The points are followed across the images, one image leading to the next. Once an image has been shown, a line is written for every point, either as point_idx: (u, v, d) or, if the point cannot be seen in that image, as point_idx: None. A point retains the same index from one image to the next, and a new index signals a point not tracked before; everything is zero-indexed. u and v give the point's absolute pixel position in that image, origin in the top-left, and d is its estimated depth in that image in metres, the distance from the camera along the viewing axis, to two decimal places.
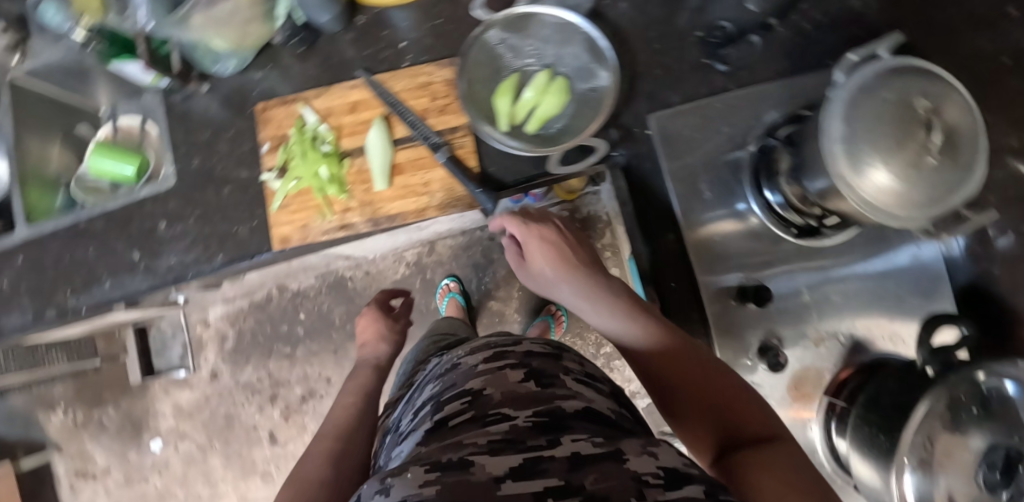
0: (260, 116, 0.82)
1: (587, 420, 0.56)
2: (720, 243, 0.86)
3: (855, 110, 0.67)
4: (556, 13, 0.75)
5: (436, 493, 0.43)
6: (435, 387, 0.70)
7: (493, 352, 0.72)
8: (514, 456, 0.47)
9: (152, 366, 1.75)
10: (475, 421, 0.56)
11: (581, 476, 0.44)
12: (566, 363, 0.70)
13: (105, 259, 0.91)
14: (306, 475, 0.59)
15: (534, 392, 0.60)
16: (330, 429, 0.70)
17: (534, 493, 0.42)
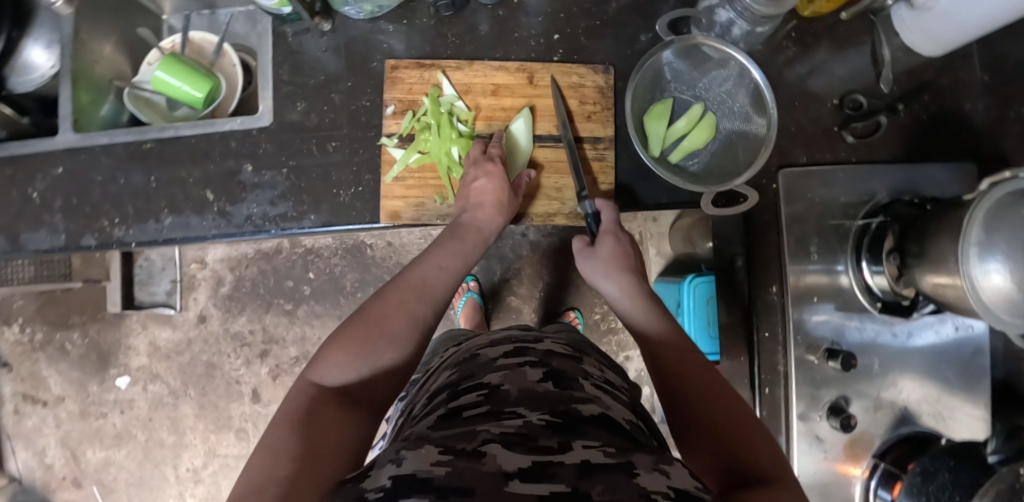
0: (390, 75, 0.77)
1: (599, 425, 0.52)
2: (812, 301, 0.86)
3: (994, 218, 0.69)
4: (734, 53, 0.74)
5: (445, 474, 0.41)
6: (451, 376, 0.66)
7: (512, 348, 0.69)
8: (525, 455, 0.44)
9: (132, 298, 1.60)
10: (488, 415, 0.52)
11: (589, 485, 0.41)
12: (586, 367, 0.67)
13: (167, 188, 0.81)
14: (383, 337, 0.60)
15: (552, 392, 0.56)
16: (417, 284, 0.66)
17: (540, 495, 0.40)
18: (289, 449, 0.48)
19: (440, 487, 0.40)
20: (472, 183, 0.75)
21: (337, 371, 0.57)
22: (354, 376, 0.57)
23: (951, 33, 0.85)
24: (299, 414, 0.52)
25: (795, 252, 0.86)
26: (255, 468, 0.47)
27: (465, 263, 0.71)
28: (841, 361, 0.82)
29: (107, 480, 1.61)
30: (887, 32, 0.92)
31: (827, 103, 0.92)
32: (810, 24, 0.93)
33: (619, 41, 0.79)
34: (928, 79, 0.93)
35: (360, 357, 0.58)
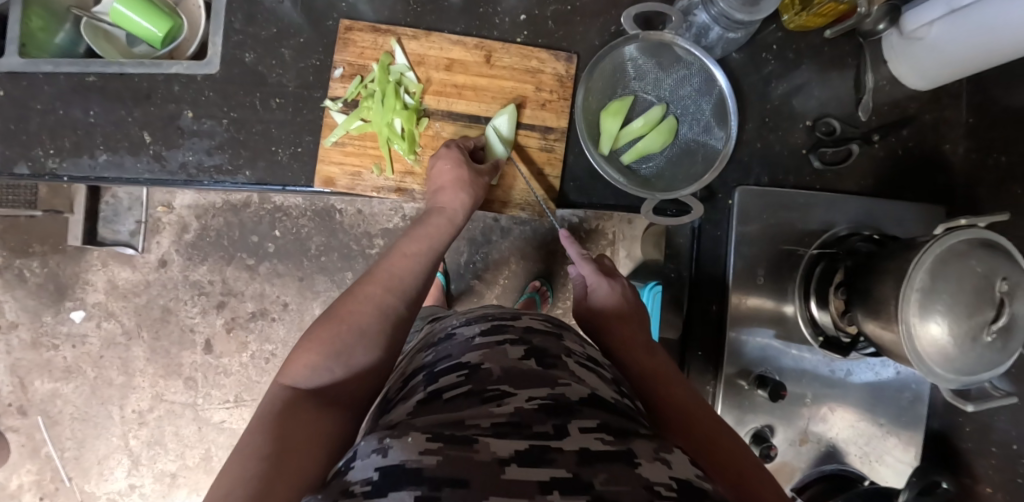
0: (343, 36, 0.74)
1: (594, 406, 0.46)
2: (750, 324, 0.85)
3: (942, 265, 0.66)
4: (701, 58, 0.71)
5: (437, 464, 0.37)
6: (427, 357, 0.57)
7: (490, 324, 0.60)
8: (519, 441, 0.40)
9: (94, 233, 1.36)
10: (471, 396, 0.47)
11: (591, 474, 0.38)
12: (568, 343, 0.59)
13: (107, 124, 0.78)
14: (355, 335, 0.57)
15: (537, 371, 0.50)
16: (389, 279, 0.63)
17: (540, 483, 0.37)
18: (261, 447, 0.44)
19: (433, 478, 0.36)
20: (433, 168, 0.72)
21: (309, 372, 0.53)
22: (327, 378, 0.54)
23: (936, 66, 0.82)
24: (270, 416, 0.48)
25: (741, 277, 0.85)
26: (231, 470, 0.42)
27: (433, 251, 0.68)
28: (768, 390, 0.81)
29: (53, 411, 1.37)
30: (874, 58, 0.89)
31: (799, 123, 0.90)
32: (797, 39, 0.89)
33: (588, 33, 0.76)
34: (911, 114, 0.90)
35: (332, 357, 0.55)
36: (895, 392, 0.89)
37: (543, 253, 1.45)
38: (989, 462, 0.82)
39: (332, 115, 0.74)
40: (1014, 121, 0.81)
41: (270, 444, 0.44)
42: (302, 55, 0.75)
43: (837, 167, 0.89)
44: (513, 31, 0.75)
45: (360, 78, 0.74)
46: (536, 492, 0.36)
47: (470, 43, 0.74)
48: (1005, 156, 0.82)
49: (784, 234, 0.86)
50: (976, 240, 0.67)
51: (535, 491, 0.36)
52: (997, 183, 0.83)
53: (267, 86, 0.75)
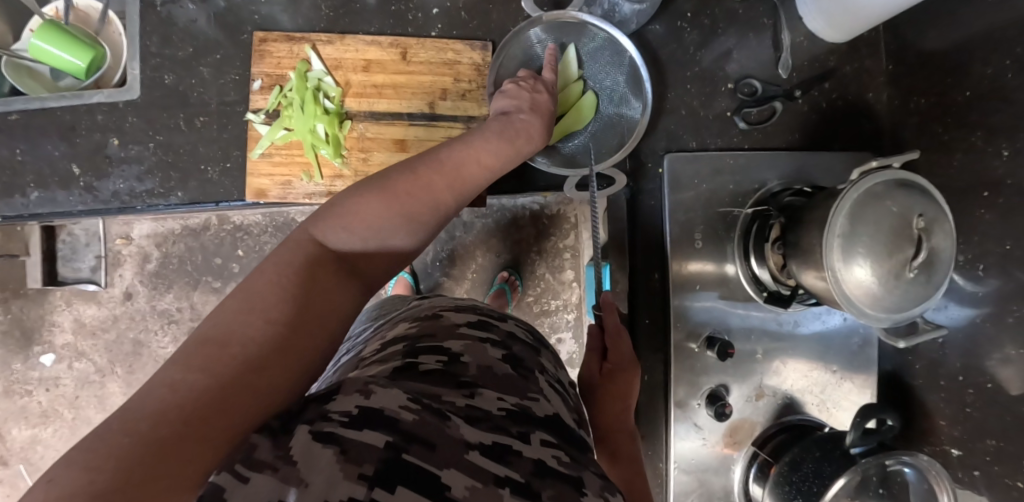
0: (258, 48, 0.74)
1: (558, 427, 0.46)
2: (695, 288, 0.88)
3: (861, 209, 0.69)
4: (602, 26, 0.73)
5: (412, 421, 0.37)
6: (411, 328, 0.57)
7: (477, 317, 0.60)
8: (483, 432, 0.41)
9: (54, 274, 1.35)
10: (446, 377, 0.47)
11: (542, 487, 0.38)
12: (545, 361, 0.60)
13: (35, 161, 0.77)
14: (405, 214, 0.54)
15: (513, 378, 0.50)
16: (451, 170, 0.59)
17: (495, 475, 0.37)
18: (276, 309, 0.44)
19: (407, 432, 0.37)
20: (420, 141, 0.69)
21: (345, 237, 0.52)
22: (360, 247, 0.52)
23: (847, 18, 0.84)
24: (295, 271, 0.47)
25: (681, 243, 0.87)
26: (239, 325, 0.42)
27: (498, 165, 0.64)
28: (716, 350, 0.83)
29: (34, 458, 1.36)
30: (790, 17, 0.91)
31: (723, 87, 0.92)
32: (713, 5, 0.91)
33: (501, 20, 0.77)
34: (831, 68, 0.93)
35: (371, 231, 0.52)
36: (843, 340, 0.92)
37: (506, 244, 1.46)
38: (939, 395, 0.86)
39: (256, 128, 0.74)
40: (928, 64, 0.84)
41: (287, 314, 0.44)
42: (223, 71, 0.76)
43: (763, 126, 0.91)
44: (427, 26, 0.76)
45: (278, 88, 0.74)
46: (491, 482, 0.36)
47: (385, 43, 0.75)
48: (924, 98, 0.85)
49: (719, 197, 0.88)
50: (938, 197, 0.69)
51: (490, 481, 0.36)
52: (918, 126, 0.87)
53: (189, 106, 0.76)
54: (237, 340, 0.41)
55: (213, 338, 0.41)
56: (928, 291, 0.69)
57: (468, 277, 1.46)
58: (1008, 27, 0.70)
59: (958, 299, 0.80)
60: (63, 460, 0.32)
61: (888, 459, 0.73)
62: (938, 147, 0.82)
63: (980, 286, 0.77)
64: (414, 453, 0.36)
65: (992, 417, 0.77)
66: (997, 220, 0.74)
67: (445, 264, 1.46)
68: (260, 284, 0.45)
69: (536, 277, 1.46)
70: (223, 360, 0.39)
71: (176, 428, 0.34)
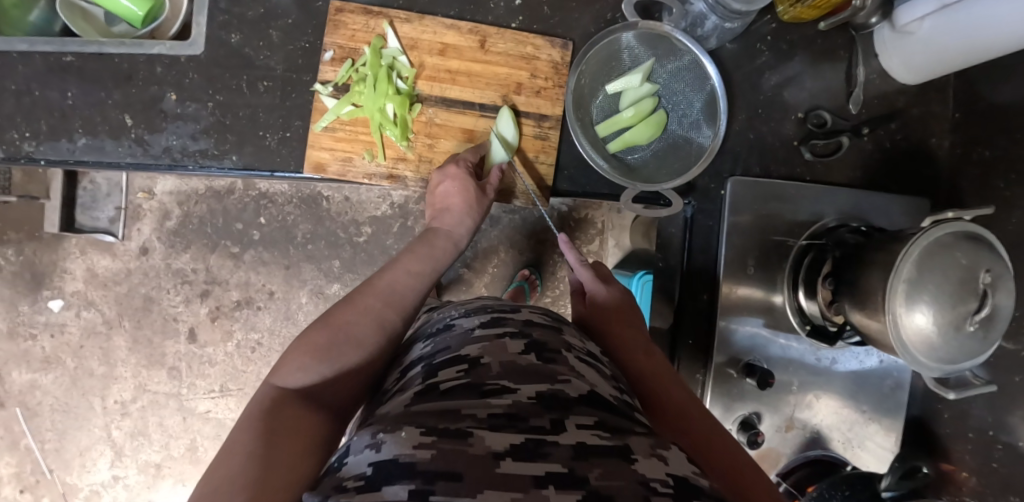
0: (333, 18, 0.72)
1: (592, 404, 0.46)
2: (740, 314, 0.86)
3: (928, 257, 0.67)
4: (691, 48, 0.71)
5: (429, 459, 0.37)
6: (426, 347, 0.57)
7: (488, 316, 0.60)
8: (514, 434, 0.40)
9: (72, 220, 1.33)
10: (469, 389, 0.46)
11: (586, 469, 0.37)
12: (568, 338, 0.59)
13: (85, 106, 0.75)
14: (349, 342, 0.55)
15: (537, 366, 0.50)
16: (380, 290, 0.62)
17: (534, 477, 0.36)
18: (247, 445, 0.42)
19: (424, 473, 0.35)
20: (438, 187, 0.72)
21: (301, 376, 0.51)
22: (317, 380, 0.52)
23: (925, 61, 0.83)
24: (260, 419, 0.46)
25: (731, 266, 0.86)
26: (219, 468, 0.40)
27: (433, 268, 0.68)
28: (756, 378, 0.82)
29: (31, 404, 1.34)
30: (866, 51, 0.89)
31: (789, 114, 0.90)
32: (789, 29, 0.89)
33: (582, 20, 0.75)
34: (900, 106, 0.91)
35: (325, 360, 0.53)
36: (878, 380, 0.91)
37: (532, 242, 1.44)
38: (967, 449, 0.85)
39: (322, 100, 0.72)
40: (1001, 116, 0.82)
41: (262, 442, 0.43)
42: (293, 37, 0.73)
43: (827, 158, 0.89)
44: (506, 16, 0.74)
45: (351, 62, 0.72)
46: (530, 486, 0.36)
47: (465, 29, 0.73)
48: (989, 150, 0.84)
49: (772, 225, 0.87)
50: (981, 235, 0.68)
51: (530, 485, 0.36)
52: (980, 177, 0.85)
53: (253, 69, 0.73)
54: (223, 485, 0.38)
55: (206, 495, 0.38)
56: (978, 344, 0.67)
57: (489, 271, 1.44)
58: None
59: (1005, 358, 0.79)
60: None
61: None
62: (999, 202, 0.81)
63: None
64: (441, 493, 0.34)
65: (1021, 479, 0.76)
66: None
67: (467, 255, 1.44)
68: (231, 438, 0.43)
69: (557, 279, 1.45)
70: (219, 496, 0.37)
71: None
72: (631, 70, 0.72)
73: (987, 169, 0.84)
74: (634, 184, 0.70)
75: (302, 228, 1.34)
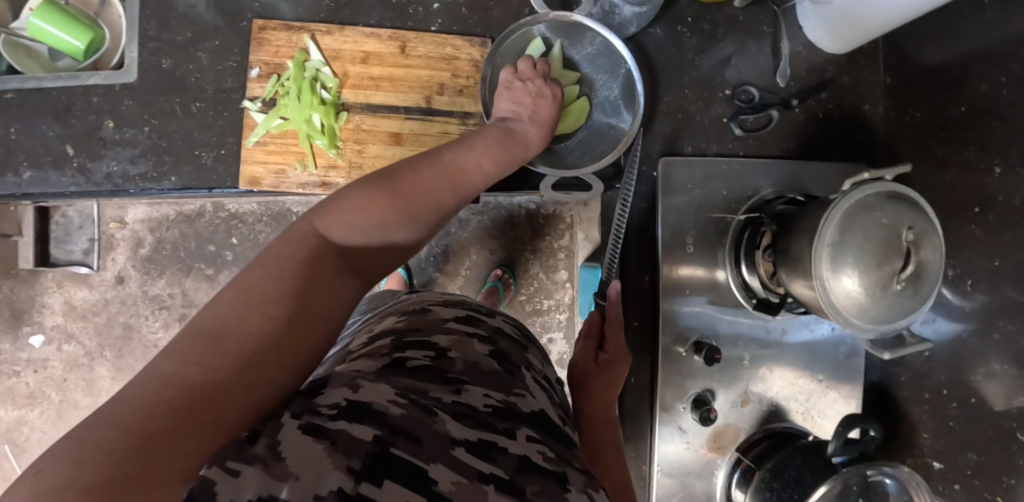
0: (257, 36, 0.74)
1: (539, 424, 0.48)
2: (684, 293, 0.88)
3: (850, 219, 0.70)
4: (598, 31, 0.72)
5: (400, 415, 0.38)
6: (398, 322, 0.58)
7: (463, 312, 0.62)
8: (470, 429, 0.41)
9: (46, 255, 1.35)
10: (433, 373, 0.47)
11: (525, 482, 0.38)
12: (531, 357, 0.61)
13: (29, 140, 0.77)
14: (396, 214, 0.55)
15: (497, 373, 0.52)
16: (450, 172, 0.62)
17: (479, 472, 0.37)
18: (276, 301, 0.43)
19: (394, 426, 0.37)
20: None
21: (346, 232, 0.52)
22: (360, 242, 0.53)
23: (845, 29, 0.85)
24: (299, 266, 0.47)
25: (672, 246, 0.88)
26: (248, 313, 0.42)
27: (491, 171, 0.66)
28: (704, 354, 0.83)
29: (20, 440, 1.36)
30: (791, 27, 0.92)
31: (720, 93, 0.92)
32: (713, 11, 0.92)
33: (500, 17, 0.77)
34: (829, 77, 0.93)
35: (370, 230, 0.54)
36: (830, 349, 0.93)
37: (500, 242, 1.46)
38: (924, 407, 0.86)
39: (252, 115, 0.74)
40: (927, 79, 0.84)
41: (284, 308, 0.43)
42: (222, 56, 0.76)
43: (759, 133, 0.91)
44: (426, 19, 0.76)
45: (275, 76, 0.74)
46: (474, 479, 0.36)
47: (384, 35, 0.75)
48: (920, 113, 0.86)
49: (711, 203, 0.89)
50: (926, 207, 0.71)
51: (474, 477, 0.36)
52: (914, 140, 0.87)
53: (186, 90, 0.76)
54: (236, 332, 0.40)
55: (222, 326, 0.41)
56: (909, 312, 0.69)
57: (463, 274, 1.46)
58: (1006, 42, 0.70)
59: (948, 313, 0.81)
60: (52, 451, 0.30)
61: (870, 469, 0.74)
62: (933, 161, 0.83)
63: (969, 301, 0.78)
64: (401, 448, 0.36)
65: (974, 430, 0.78)
66: (987, 236, 0.75)
67: (440, 260, 1.46)
68: (259, 275, 0.45)
69: (529, 276, 1.46)
70: (234, 346, 0.39)
71: (168, 421, 0.33)
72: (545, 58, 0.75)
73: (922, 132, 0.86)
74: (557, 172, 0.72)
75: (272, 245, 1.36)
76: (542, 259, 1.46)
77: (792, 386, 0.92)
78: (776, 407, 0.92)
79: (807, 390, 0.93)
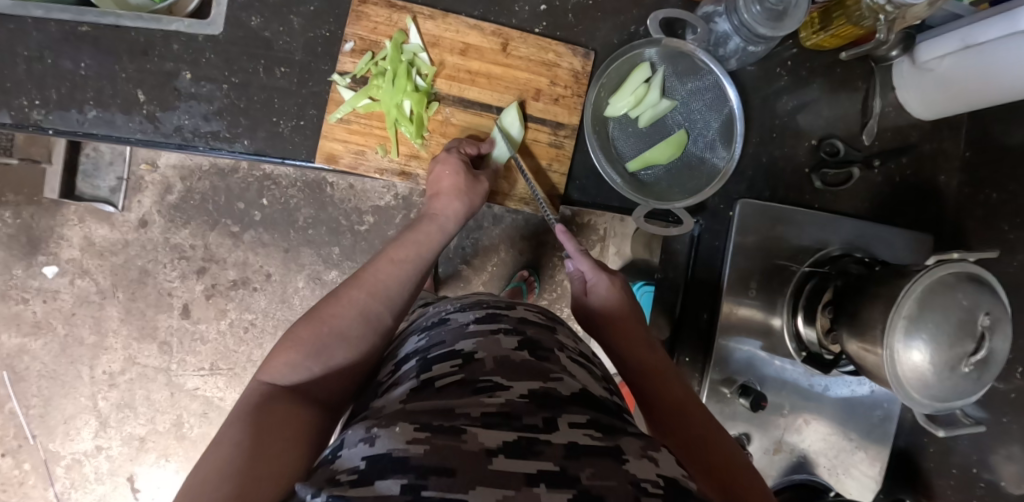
0: (355, 9, 0.72)
1: (584, 403, 0.46)
2: (738, 334, 0.86)
3: (930, 295, 0.67)
4: (711, 68, 0.71)
5: (423, 453, 0.36)
6: (421, 341, 0.58)
7: (485, 311, 0.60)
8: (508, 432, 0.40)
9: (72, 187, 1.31)
10: (462, 386, 0.46)
11: (578, 468, 0.37)
12: (561, 338, 0.60)
13: (98, 77, 0.74)
14: (338, 334, 0.55)
15: (530, 363, 0.50)
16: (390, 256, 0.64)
17: (527, 475, 0.36)
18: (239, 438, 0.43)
19: (420, 467, 0.35)
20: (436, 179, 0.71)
21: (288, 370, 0.52)
22: (305, 376, 0.52)
23: (944, 97, 0.82)
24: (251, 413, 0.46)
25: (733, 287, 0.86)
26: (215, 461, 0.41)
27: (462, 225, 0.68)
28: (750, 400, 0.83)
29: (18, 368, 1.32)
30: (884, 83, 0.89)
31: (802, 138, 0.90)
32: (810, 55, 0.89)
33: (606, 31, 0.75)
34: (912, 142, 0.90)
35: (312, 357, 0.53)
36: (867, 410, 0.92)
37: (531, 244, 1.44)
38: (949, 483, 0.85)
39: (340, 91, 0.72)
40: (1014, 162, 0.82)
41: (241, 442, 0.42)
42: (316, 24, 0.73)
43: (837, 189, 0.89)
44: (531, 20, 0.74)
45: (370, 54, 0.72)
46: (523, 485, 0.35)
47: (489, 30, 0.72)
48: (998, 193, 0.84)
49: (778, 251, 0.87)
50: (968, 268, 0.69)
51: (522, 484, 0.35)
52: (987, 219, 0.85)
53: (273, 55, 0.73)
54: (212, 475, 0.39)
55: (194, 483, 0.39)
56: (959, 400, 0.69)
57: (490, 270, 1.44)
58: None
59: (998, 401, 0.79)
60: None
61: None
62: (1006, 243, 0.81)
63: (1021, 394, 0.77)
64: (434, 487, 0.34)
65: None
66: None
67: (469, 253, 1.43)
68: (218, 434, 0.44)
69: (554, 282, 1.46)
70: (208, 490, 0.38)
71: None
72: (647, 83, 0.72)
73: (998, 213, 0.84)
74: (646, 201, 0.71)
75: (305, 214, 1.33)
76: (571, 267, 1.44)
77: (827, 442, 0.91)
78: (806, 460, 0.91)
79: (840, 447, 0.92)
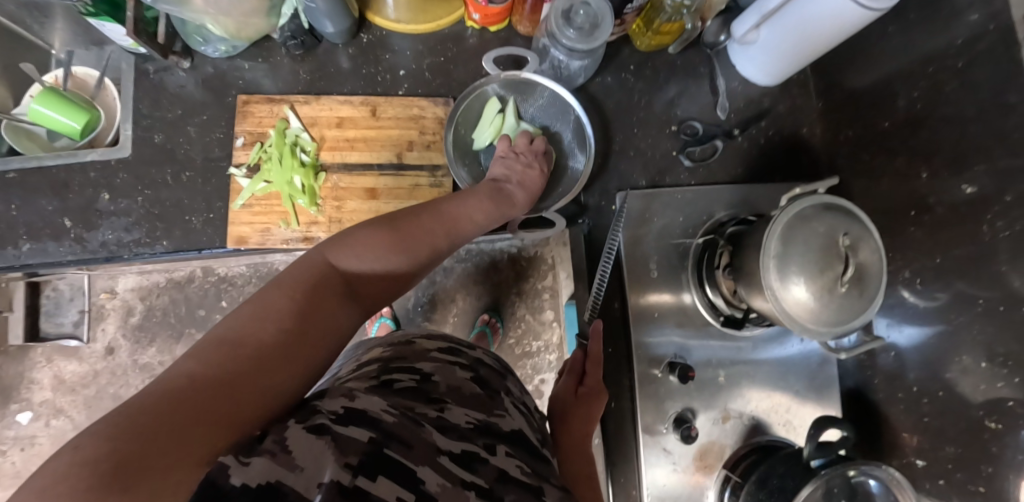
0: (241, 109, 0.83)
1: (519, 441, 0.49)
2: (653, 316, 0.93)
3: (790, 230, 0.74)
4: (547, 85, 0.83)
5: (392, 422, 0.41)
6: (383, 351, 0.58)
7: (447, 343, 0.61)
8: (453, 442, 0.43)
9: (36, 330, 1.37)
10: (417, 394, 0.49)
11: (504, 491, 0.41)
12: (511, 384, 0.61)
13: (28, 215, 0.82)
14: (402, 249, 0.62)
15: (477, 395, 0.53)
16: (447, 218, 0.69)
17: (462, 480, 0.39)
18: (286, 312, 0.48)
19: (386, 431, 0.39)
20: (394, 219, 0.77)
21: (354, 261, 0.57)
22: (364, 271, 0.58)
23: (773, 64, 0.94)
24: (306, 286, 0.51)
25: (637, 272, 0.93)
26: (251, 327, 0.45)
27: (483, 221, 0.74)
28: (678, 373, 0.88)
29: None
30: (725, 65, 1.02)
31: (668, 129, 1.01)
32: (653, 62, 1.02)
33: (463, 75, 0.87)
34: (766, 107, 1.01)
35: (377, 259, 0.59)
36: (801, 359, 0.94)
37: (488, 283, 1.45)
38: (897, 407, 0.84)
39: (237, 180, 0.81)
40: (857, 102, 0.91)
41: (297, 322, 0.48)
42: (210, 124, 0.83)
43: (707, 162, 0.99)
44: (395, 81, 0.86)
45: (258, 142, 0.82)
46: (457, 485, 0.39)
47: (357, 101, 0.84)
48: (853, 130, 0.92)
49: (673, 233, 0.95)
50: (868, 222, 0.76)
51: (457, 484, 0.39)
52: (851, 154, 0.93)
53: (177, 160, 0.82)
54: (250, 343, 0.44)
55: (233, 335, 0.44)
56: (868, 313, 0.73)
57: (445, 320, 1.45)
58: (927, 64, 0.76)
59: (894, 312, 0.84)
60: (80, 437, 0.33)
61: (850, 469, 0.72)
62: (870, 170, 0.88)
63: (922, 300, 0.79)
64: (393, 450, 0.38)
65: (946, 423, 0.77)
66: (925, 236, 0.78)
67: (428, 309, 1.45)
68: (276, 295, 0.49)
69: (516, 319, 1.45)
70: (246, 353, 0.43)
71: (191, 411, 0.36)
72: (501, 113, 0.85)
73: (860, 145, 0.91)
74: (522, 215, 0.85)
75: None
76: (533, 300, 1.45)
77: (773, 402, 0.93)
78: (760, 422, 0.92)
79: (789, 406, 0.93)
